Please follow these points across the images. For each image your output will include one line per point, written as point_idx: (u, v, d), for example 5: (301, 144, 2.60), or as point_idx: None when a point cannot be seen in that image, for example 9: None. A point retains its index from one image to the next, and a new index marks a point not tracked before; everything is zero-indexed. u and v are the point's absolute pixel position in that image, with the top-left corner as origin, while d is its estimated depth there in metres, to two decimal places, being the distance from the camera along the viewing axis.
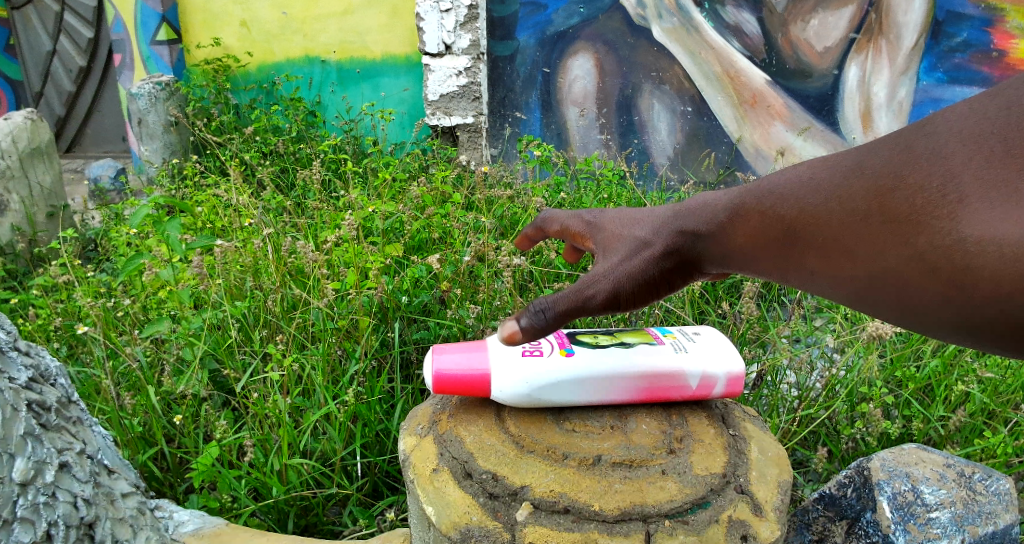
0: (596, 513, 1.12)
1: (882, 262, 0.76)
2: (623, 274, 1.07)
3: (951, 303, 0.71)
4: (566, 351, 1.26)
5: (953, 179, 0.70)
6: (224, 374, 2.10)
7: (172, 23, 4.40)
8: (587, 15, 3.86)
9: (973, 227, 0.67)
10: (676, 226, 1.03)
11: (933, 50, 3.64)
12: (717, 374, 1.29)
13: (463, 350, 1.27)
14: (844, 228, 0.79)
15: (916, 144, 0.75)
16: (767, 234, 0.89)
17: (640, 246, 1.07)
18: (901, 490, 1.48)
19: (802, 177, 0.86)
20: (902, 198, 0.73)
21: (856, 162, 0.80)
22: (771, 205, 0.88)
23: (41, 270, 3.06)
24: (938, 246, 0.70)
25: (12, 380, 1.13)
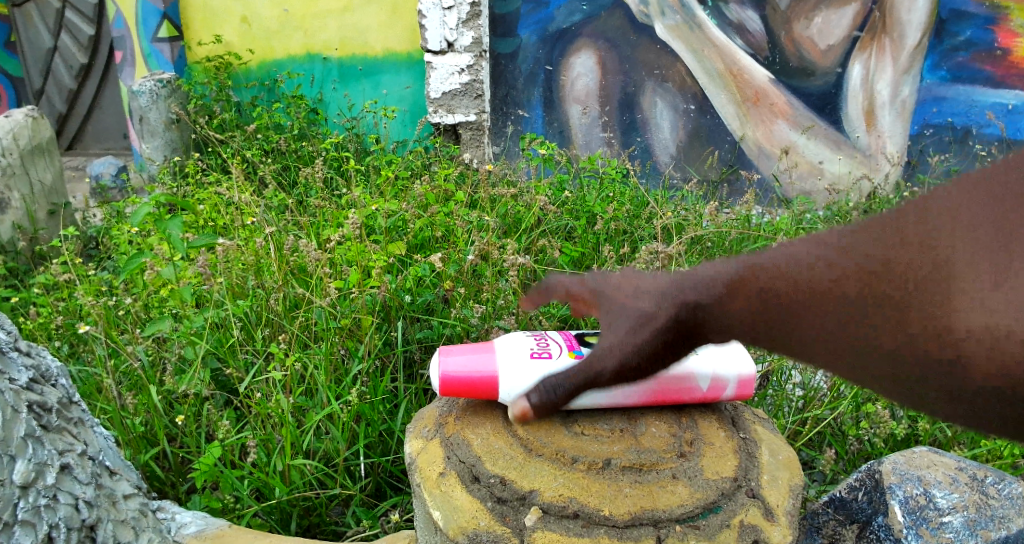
0: (606, 518, 1.11)
1: (884, 347, 0.64)
2: (627, 351, 0.93)
3: (969, 397, 0.60)
4: (576, 352, 1.24)
5: (961, 255, 0.60)
6: (226, 373, 2.09)
7: (173, 20, 4.40)
8: (590, 12, 3.85)
9: (991, 311, 0.57)
10: (660, 300, 0.87)
11: (936, 49, 3.65)
12: (728, 377, 1.28)
13: (470, 351, 1.27)
14: (845, 312, 0.67)
15: (916, 214, 0.65)
16: (755, 315, 0.75)
17: (639, 315, 0.91)
18: (913, 494, 1.47)
19: (790, 249, 0.74)
20: (906, 276, 0.63)
21: (851, 232, 0.69)
22: (757, 280, 0.75)
23: (42, 268, 3.05)
24: (951, 333, 0.59)
25: (13, 381, 1.12)
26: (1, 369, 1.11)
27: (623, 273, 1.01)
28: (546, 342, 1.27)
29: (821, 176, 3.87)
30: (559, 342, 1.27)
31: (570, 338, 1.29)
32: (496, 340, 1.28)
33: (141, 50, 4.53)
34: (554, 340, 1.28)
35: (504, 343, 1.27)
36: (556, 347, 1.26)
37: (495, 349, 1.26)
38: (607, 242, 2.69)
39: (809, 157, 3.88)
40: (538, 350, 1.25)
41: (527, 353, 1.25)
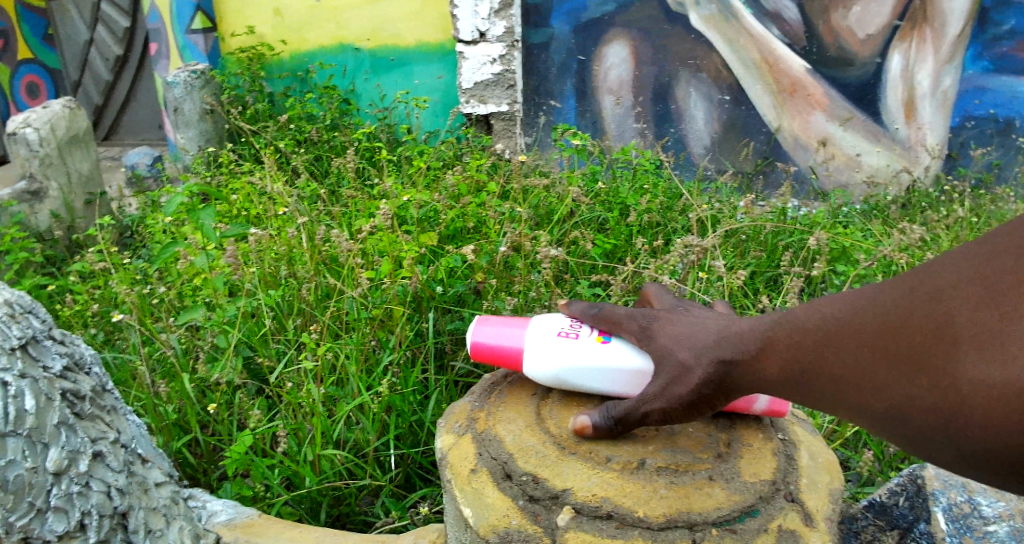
0: (641, 520, 1.08)
1: (893, 399, 0.79)
2: (671, 397, 1.05)
3: (968, 443, 0.75)
4: (603, 338, 1.23)
5: (952, 324, 0.75)
6: (258, 362, 2.11)
7: (207, 11, 4.46)
8: (623, 1, 3.80)
9: (979, 372, 0.72)
10: (707, 350, 1.02)
11: (979, 39, 3.53)
12: (759, 395, 1.26)
13: (506, 323, 1.31)
14: (863, 370, 0.82)
15: (922, 286, 0.79)
16: (793, 370, 0.91)
17: (682, 369, 1.05)
18: (957, 501, 1.42)
19: (823, 314, 0.89)
20: (912, 342, 0.78)
21: (870, 301, 0.84)
22: (798, 341, 0.90)
23: (80, 256, 3.11)
24: (947, 389, 0.74)
25: (47, 369, 1.13)
26: (36, 357, 1.12)
27: (672, 325, 1.13)
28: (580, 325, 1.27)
29: (859, 168, 3.76)
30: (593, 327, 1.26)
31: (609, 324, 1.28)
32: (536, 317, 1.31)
33: (176, 43, 4.60)
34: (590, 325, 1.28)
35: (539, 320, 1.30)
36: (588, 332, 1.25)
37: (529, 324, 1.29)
38: (639, 234, 2.65)
39: (846, 148, 3.77)
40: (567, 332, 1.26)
41: (556, 333, 1.26)
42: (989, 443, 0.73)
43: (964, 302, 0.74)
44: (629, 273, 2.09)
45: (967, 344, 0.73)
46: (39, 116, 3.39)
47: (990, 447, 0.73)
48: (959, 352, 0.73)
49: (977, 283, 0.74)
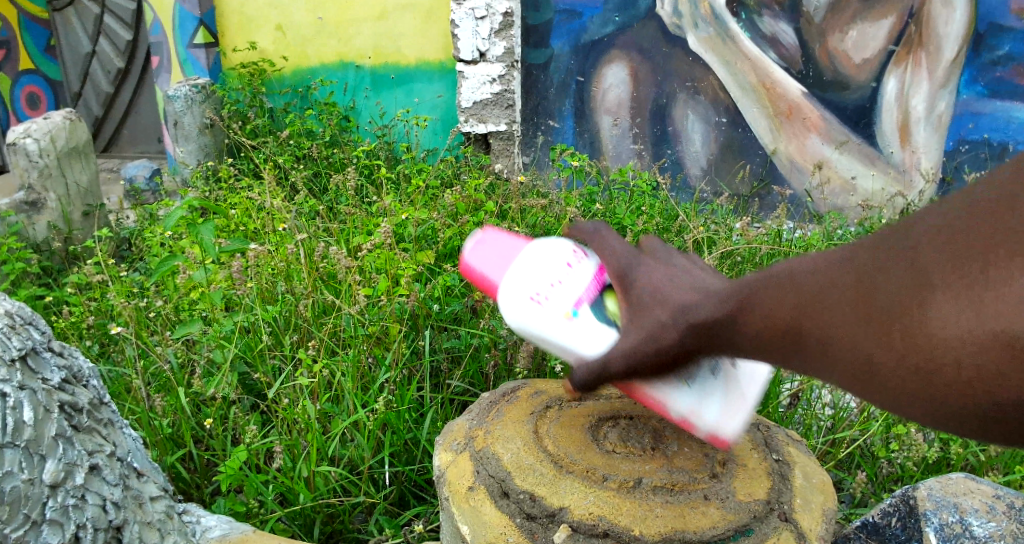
0: (636, 538, 1.09)
1: (879, 363, 0.68)
2: (646, 356, 0.96)
3: (962, 409, 0.64)
4: (571, 312, 1.18)
5: (942, 278, 0.64)
6: (254, 377, 2.12)
7: (209, 26, 4.51)
8: (622, 23, 3.86)
9: (974, 329, 0.61)
10: (683, 312, 0.91)
11: (973, 63, 3.53)
12: (701, 424, 1.13)
13: (498, 254, 1.30)
14: (846, 330, 0.71)
15: (906, 235, 0.68)
16: (772, 330, 0.79)
17: (655, 333, 0.94)
18: (949, 521, 1.43)
19: (803, 268, 0.77)
20: (897, 298, 0.67)
21: (852, 253, 0.72)
22: (774, 299, 0.78)
23: (76, 268, 3.12)
24: (934, 352, 0.63)
25: (46, 381, 1.14)
26: (35, 369, 1.13)
27: (646, 276, 1.03)
28: (563, 283, 1.21)
29: (853, 192, 3.81)
30: (572, 289, 1.20)
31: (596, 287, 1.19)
32: (527, 252, 1.26)
33: (178, 56, 4.65)
34: (574, 284, 1.20)
35: (535, 253, 1.25)
36: (563, 294, 1.20)
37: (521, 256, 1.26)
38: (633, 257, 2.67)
39: (842, 172, 3.81)
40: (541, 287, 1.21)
41: (528, 286, 1.22)
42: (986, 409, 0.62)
43: (953, 251, 0.64)
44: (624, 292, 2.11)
45: (958, 297, 0.62)
46: (40, 126, 3.40)
47: (989, 412, 0.63)
48: (946, 309, 0.63)
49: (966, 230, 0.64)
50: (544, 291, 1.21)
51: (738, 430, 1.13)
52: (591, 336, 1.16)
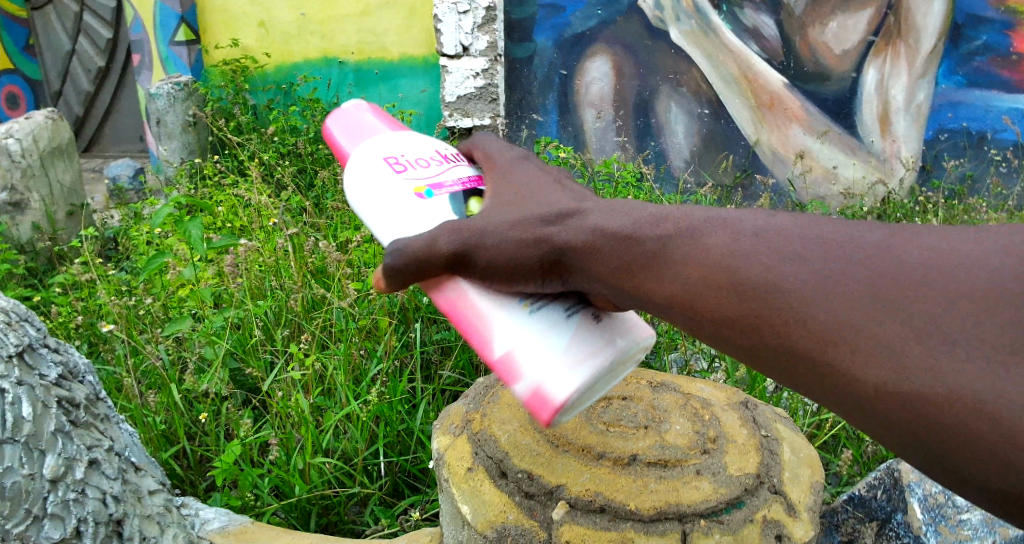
0: (632, 513, 1.13)
1: (839, 337, 0.72)
2: (504, 243, 0.95)
3: (908, 416, 0.68)
4: (425, 194, 1.14)
5: (940, 294, 0.70)
6: (245, 373, 2.12)
7: (191, 24, 4.49)
8: (605, 17, 3.89)
9: (960, 344, 0.67)
10: (584, 220, 0.92)
11: (952, 55, 3.64)
12: (523, 373, 1.00)
13: (365, 127, 1.28)
14: (812, 296, 0.75)
15: (905, 247, 0.75)
16: (714, 281, 0.81)
17: (529, 224, 0.94)
18: (933, 492, 1.48)
19: (779, 234, 0.81)
20: (888, 294, 0.72)
21: (841, 239, 0.78)
22: (739, 253, 0.81)
23: (62, 268, 3.09)
24: (911, 349, 0.69)
25: (43, 377, 1.15)
26: (32, 365, 1.14)
27: (536, 180, 1.03)
28: (428, 166, 1.19)
29: (836, 181, 3.85)
30: (432, 173, 1.18)
31: (460, 181, 1.17)
32: (396, 136, 1.25)
33: (158, 53, 4.60)
34: (440, 174, 1.18)
35: (417, 137, 1.26)
36: (421, 174, 1.18)
37: (396, 132, 1.26)
38: None
39: (823, 162, 3.86)
40: (402, 158, 1.21)
41: (389, 152, 1.22)
42: (933, 427, 0.67)
43: (954, 277, 0.71)
44: None
45: (954, 315, 0.69)
46: (22, 126, 3.40)
47: (932, 429, 0.67)
48: (940, 319, 0.69)
49: (970, 265, 0.72)
50: (404, 162, 1.20)
51: (567, 397, 0.99)
52: (424, 218, 1.12)
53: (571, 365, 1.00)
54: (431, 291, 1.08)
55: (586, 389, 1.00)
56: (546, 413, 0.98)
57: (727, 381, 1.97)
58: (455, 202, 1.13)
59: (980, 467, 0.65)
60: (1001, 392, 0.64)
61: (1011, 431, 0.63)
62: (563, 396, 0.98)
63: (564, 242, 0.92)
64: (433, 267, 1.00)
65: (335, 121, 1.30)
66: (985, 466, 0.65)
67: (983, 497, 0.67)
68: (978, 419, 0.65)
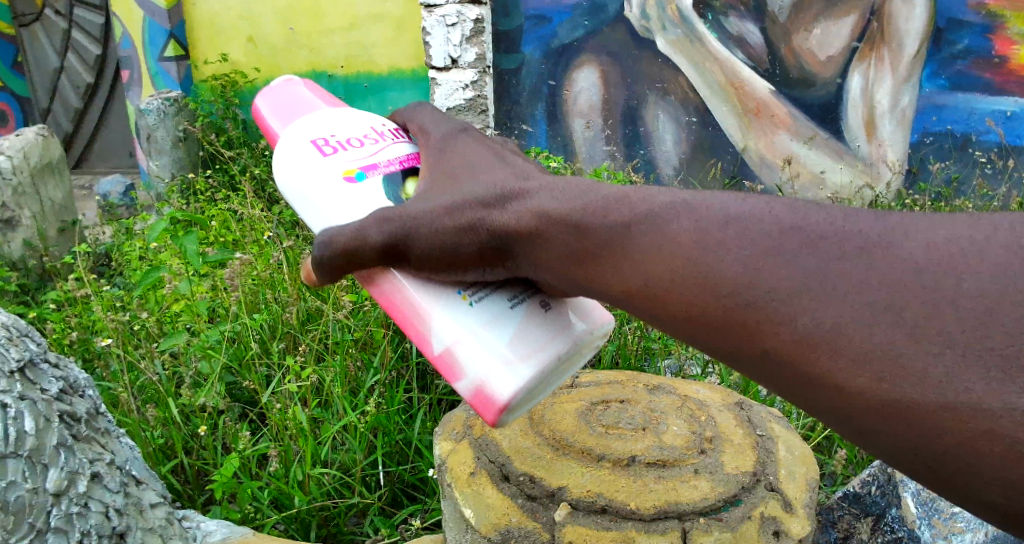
0: (633, 512, 1.15)
1: (823, 340, 0.68)
2: (442, 232, 0.90)
3: (901, 414, 0.64)
4: (355, 177, 1.12)
5: (932, 290, 0.65)
6: (241, 385, 2.13)
7: (180, 39, 4.57)
8: (592, 27, 3.98)
9: (952, 347, 0.63)
10: (531, 204, 0.86)
11: (934, 58, 3.58)
12: (466, 371, 0.99)
13: (295, 107, 1.26)
14: (790, 292, 0.70)
15: (892, 242, 0.69)
16: (683, 277, 0.76)
17: (468, 209, 0.88)
18: (925, 486, 1.52)
19: (752, 222, 0.76)
20: (875, 292, 0.67)
21: (824, 229, 0.72)
22: (712, 243, 0.76)
23: (54, 285, 3.07)
24: (903, 354, 0.64)
25: (44, 391, 1.16)
26: (33, 380, 1.15)
27: (474, 152, 0.97)
28: (358, 146, 1.17)
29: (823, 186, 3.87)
30: (362, 153, 1.16)
31: (393, 160, 1.14)
32: (325, 115, 1.22)
33: (148, 70, 4.67)
34: (373, 154, 1.15)
35: (349, 114, 1.24)
36: (349, 155, 1.16)
37: (325, 110, 1.24)
38: None
39: (811, 166, 3.88)
40: (329, 137, 1.19)
41: (317, 133, 1.19)
42: (926, 438, 0.63)
43: (946, 276, 0.66)
44: None
45: (949, 317, 0.64)
46: (13, 143, 3.40)
47: (926, 428, 0.63)
48: (934, 321, 0.64)
49: (961, 263, 0.66)
50: (329, 142, 1.18)
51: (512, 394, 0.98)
52: (354, 203, 1.10)
53: (516, 361, 0.99)
54: (367, 285, 1.05)
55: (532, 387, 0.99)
56: (489, 413, 0.97)
57: (721, 384, 1.98)
58: (388, 184, 1.12)
59: (976, 479, 0.62)
60: (1002, 401, 0.60)
61: (1014, 443, 0.59)
62: (507, 395, 0.97)
63: (508, 229, 0.87)
64: (363, 258, 0.95)
65: (260, 98, 1.28)
66: (985, 479, 0.62)
67: (980, 508, 0.64)
68: (977, 429, 0.61)
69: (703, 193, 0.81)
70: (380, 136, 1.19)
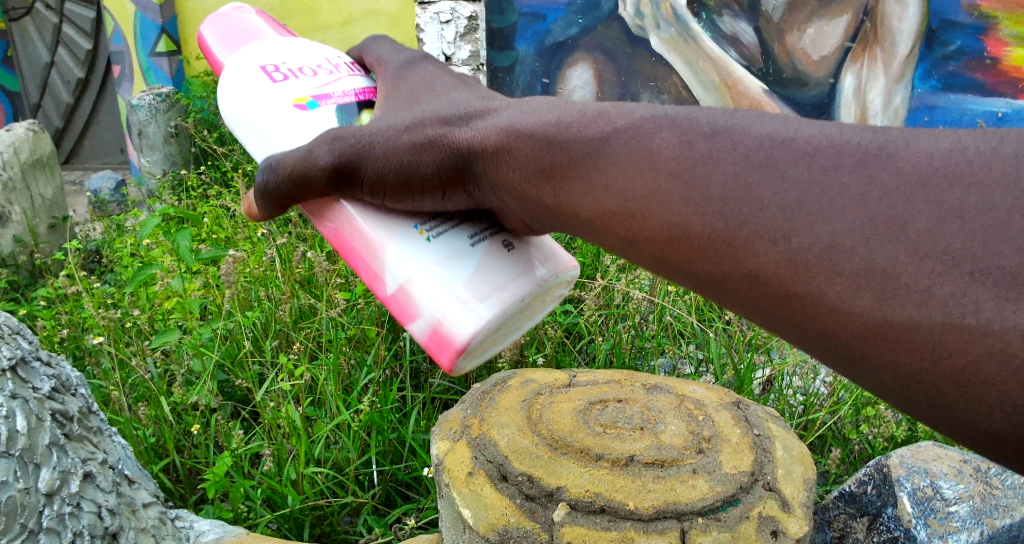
0: (631, 512, 1.15)
1: (819, 257, 0.66)
2: (400, 150, 0.94)
3: (901, 337, 0.62)
4: (307, 105, 1.21)
5: (936, 205, 0.64)
6: (234, 383, 2.12)
7: (172, 34, 4.54)
8: (586, 25, 4.08)
9: (958, 265, 0.61)
10: (500, 122, 0.90)
11: (926, 58, 3.41)
12: (426, 314, 1.08)
13: (245, 37, 1.33)
14: (781, 206, 0.69)
15: (894, 153, 0.68)
16: (663, 191, 0.76)
17: (428, 127, 0.93)
18: (920, 486, 1.52)
19: (740, 135, 0.75)
20: (874, 204, 0.66)
21: (820, 141, 0.71)
22: (694, 158, 0.75)
23: (44, 282, 3.04)
24: (904, 272, 0.62)
25: (36, 390, 1.15)
26: (25, 379, 1.14)
27: (441, 83, 1.05)
28: (311, 75, 1.25)
29: None
30: (316, 83, 1.24)
31: (347, 91, 1.24)
32: (276, 45, 1.30)
33: (139, 65, 4.66)
34: (327, 83, 1.24)
35: (302, 46, 1.32)
36: (303, 83, 1.24)
37: (278, 40, 1.31)
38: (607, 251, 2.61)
39: None
40: (284, 67, 1.26)
41: (269, 61, 1.27)
42: (929, 363, 0.61)
43: (951, 189, 0.64)
44: (600, 286, 2.15)
45: (953, 232, 0.62)
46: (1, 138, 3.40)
47: (926, 349, 0.61)
48: (938, 236, 0.63)
49: (968, 174, 0.65)
50: (284, 71, 1.25)
51: (469, 336, 1.06)
52: (306, 127, 1.18)
53: (475, 304, 1.07)
54: (329, 228, 1.14)
55: (490, 327, 1.07)
56: (450, 352, 1.06)
57: (715, 384, 1.98)
58: (342, 113, 1.21)
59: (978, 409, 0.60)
60: (1010, 321, 0.58)
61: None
62: (465, 336, 1.05)
63: (466, 147, 0.91)
64: (312, 178, 1.02)
65: (214, 32, 1.35)
66: (989, 407, 0.60)
67: (977, 440, 0.62)
68: (983, 353, 0.59)
69: (688, 108, 0.81)
70: (336, 68, 1.27)
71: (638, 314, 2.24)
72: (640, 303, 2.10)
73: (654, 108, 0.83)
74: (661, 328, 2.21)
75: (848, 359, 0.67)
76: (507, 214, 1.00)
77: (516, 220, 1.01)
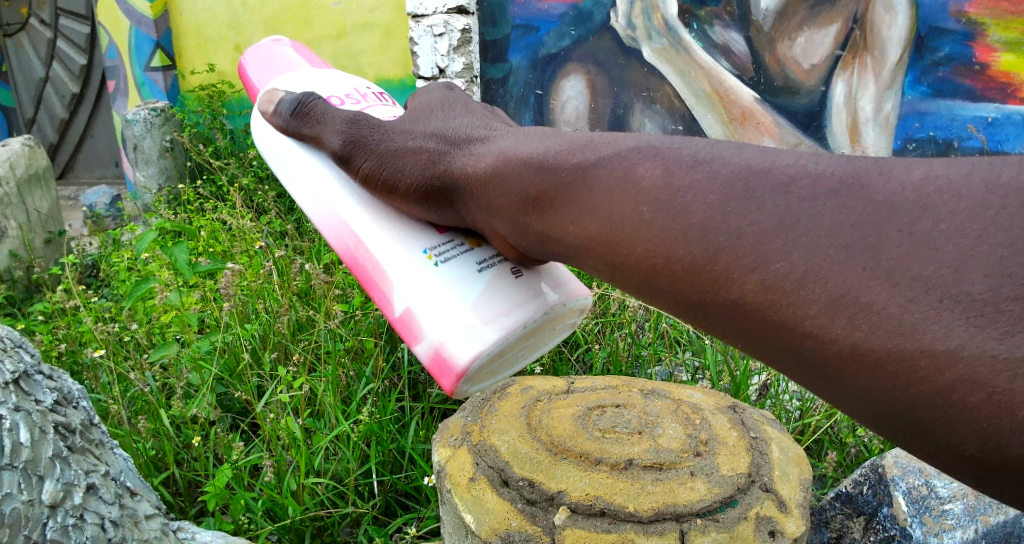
0: (631, 514, 1.16)
1: (797, 284, 0.71)
2: (399, 157, 1.09)
3: (873, 364, 0.66)
4: None
5: (910, 231, 0.68)
6: (233, 395, 2.13)
7: (166, 48, 4.62)
8: (578, 36, 4.12)
9: (931, 292, 0.65)
10: (498, 150, 1.02)
11: (917, 65, 3.46)
12: (427, 337, 1.12)
13: (278, 65, 1.38)
14: (761, 232, 0.74)
15: (867, 182, 0.73)
16: (646, 218, 0.83)
17: (431, 146, 1.08)
18: (915, 485, 1.55)
19: (719, 168, 0.81)
20: (851, 234, 0.70)
21: (796, 173, 0.76)
22: (677, 187, 0.82)
23: (42, 296, 3.04)
24: (876, 299, 0.67)
25: (39, 402, 1.17)
26: (27, 391, 1.16)
27: (460, 102, 1.16)
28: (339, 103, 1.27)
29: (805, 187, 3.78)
30: None
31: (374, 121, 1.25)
32: (305, 72, 1.34)
33: (135, 79, 4.71)
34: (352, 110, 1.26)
35: (331, 75, 1.34)
36: None
37: (310, 71, 1.35)
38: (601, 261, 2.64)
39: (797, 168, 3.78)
40: None
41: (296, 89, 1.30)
42: (901, 387, 0.65)
43: (923, 216, 0.69)
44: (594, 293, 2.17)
45: (926, 260, 0.66)
46: None
47: (898, 373, 0.65)
48: (910, 262, 0.67)
49: (938, 204, 0.69)
50: None
51: (466, 360, 1.10)
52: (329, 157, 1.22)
53: (480, 327, 1.10)
54: (337, 243, 1.21)
55: (492, 352, 1.11)
56: (449, 377, 1.10)
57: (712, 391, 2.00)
58: None
59: (948, 430, 0.64)
60: (981, 348, 0.62)
61: (994, 391, 0.61)
62: (465, 361, 1.09)
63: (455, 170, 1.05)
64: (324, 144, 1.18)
65: (253, 61, 1.41)
66: (962, 431, 0.63)
67: (953, 458, 0.66)
68: (955, 378, 0.63)
69: (672, 139, 0.88)
70: (364, 97, 1.29)
71: (635, 322, 2.27)
72: (636, 311, 2.16)
73: (639, 138, 0.91)
74: (658, 336, 2.23)
75: (828, 383, 0.71)
76: (492, 234, 1.10)
77: (500, 240, 1.11)
